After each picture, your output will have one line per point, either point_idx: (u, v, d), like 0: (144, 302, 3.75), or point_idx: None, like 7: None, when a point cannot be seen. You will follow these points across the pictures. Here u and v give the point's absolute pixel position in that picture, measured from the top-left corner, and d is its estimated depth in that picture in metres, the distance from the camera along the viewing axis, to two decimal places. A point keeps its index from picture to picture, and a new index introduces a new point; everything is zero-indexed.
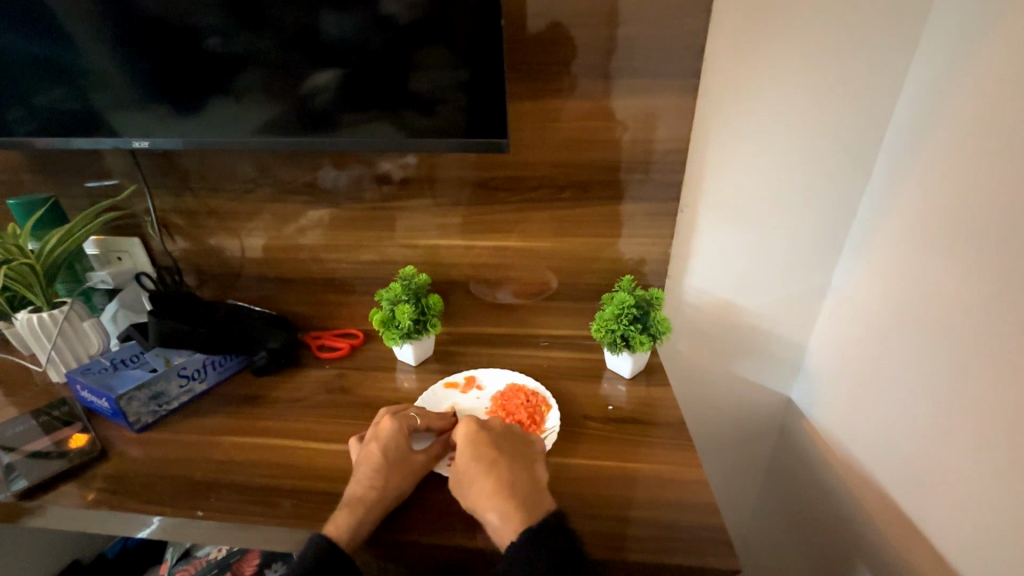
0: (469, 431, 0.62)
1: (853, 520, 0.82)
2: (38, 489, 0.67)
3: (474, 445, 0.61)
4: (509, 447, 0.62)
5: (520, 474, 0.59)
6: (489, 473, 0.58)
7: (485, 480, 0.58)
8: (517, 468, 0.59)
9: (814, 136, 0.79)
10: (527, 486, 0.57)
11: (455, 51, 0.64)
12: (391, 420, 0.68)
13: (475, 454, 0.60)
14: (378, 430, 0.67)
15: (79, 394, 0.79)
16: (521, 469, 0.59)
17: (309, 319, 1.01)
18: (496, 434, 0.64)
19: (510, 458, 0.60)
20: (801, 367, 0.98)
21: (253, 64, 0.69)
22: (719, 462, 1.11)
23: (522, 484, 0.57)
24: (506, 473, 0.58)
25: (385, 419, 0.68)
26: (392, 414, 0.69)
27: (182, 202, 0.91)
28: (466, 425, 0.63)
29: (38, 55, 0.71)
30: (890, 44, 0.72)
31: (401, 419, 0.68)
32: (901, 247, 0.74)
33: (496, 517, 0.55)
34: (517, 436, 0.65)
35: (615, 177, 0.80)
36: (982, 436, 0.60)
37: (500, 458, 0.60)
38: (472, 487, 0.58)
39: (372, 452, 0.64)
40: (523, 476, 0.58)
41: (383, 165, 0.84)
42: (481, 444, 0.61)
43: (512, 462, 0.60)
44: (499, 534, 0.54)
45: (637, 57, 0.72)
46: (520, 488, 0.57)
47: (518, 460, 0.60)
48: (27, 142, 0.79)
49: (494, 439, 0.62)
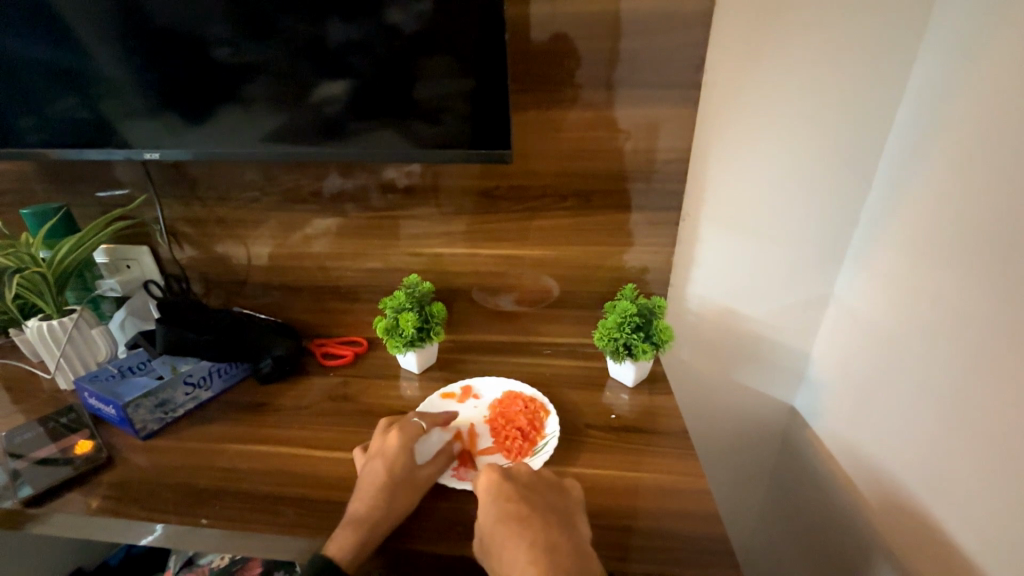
0: (494, 485, 0.60)
1: (859, 530, 0.82)
2: (44, 496, 0.67)
3: (500, 502, 0.58)
4: (541, 502, 0.59)
5: (558, 535, 0.55)
6: (521, 537, 0.55)
7: (517, 545, 0.54)
8: (551, 525, 0.56)
9: (816, 144, 0.79)
10: (569, 553, 0.54)
11: (460, 62, 0.65)
12: (398, 435, 0.67)
13: (502, 513, 0.57)
14: (384, 445, 0.66)
15: (87, 401, 0.80)
16: (558, 529, 0.56)
17: (313, 326, 1.02)
18: (522, 486, 0.61)
19: (543, 516, 0.57)
20: (804, 376, 0.98)
21: (261, 74, 0.70)
22: (722, 471, 1.10)
23: (563, 550, 0.54)
24: (541, 535, 0.55)
25: (391, 434, 0.67)
26: (398, 427, 0.68)
27: (189, 210, 0.93)
28: (488, 475, 0.61)
29: (54, 68, 0.73)
30: (889, 53, 0.73)
31: (408, 433, 0.67)
32: (903, 255, 0.74)
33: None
34: (549, 486, 0.62)
35: (617, 186, 0.81)
36: (985, 444, 0.60)
37: (531, 516, 0.57)
38: (503, 553, 0.54)
39: (375, 469, 0.64)
40: (563, 538, 0.55)
41: (388, 173, 0.85)
42: (507, 500, 0.58)
43: (547, 521, 0.57)
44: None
45: (640, 68, 0.73)
46: (560, 554, 0.53)
47: (553, 518, 0.57)
48: (40, 152, 0.80)
49: (522, 493, 0.60)
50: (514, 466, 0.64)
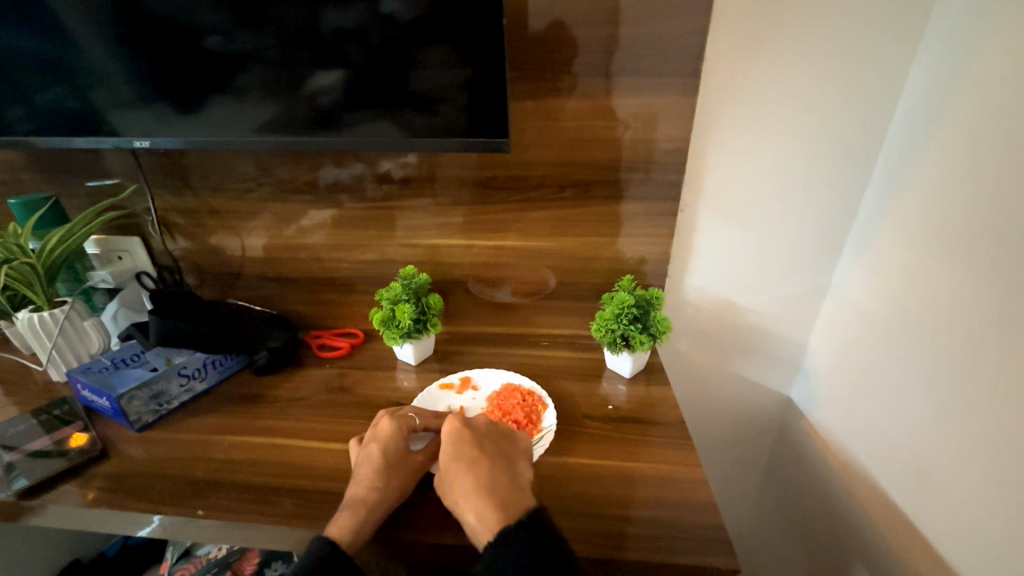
0: (454, 430, 0.62)
1: (853, 518, 0.82)
2: (39, 488, 0.67)
3: (456, 445, 0.61)
4: (493, 447, 0.62)
5: (501, 474, 0.58)
6: (470, 473, 0.58)
7: (466, 479, 0.57)
8: (499, 467, 0.59)
9: (815, 136, 0.79)
10: (508, 487, 0.56)
11: (456, 50, 0.64)
12: (390, 421, 0.68)
13: (457, 453, 0.60)
14: (377, 431, 0.67)
15: (80, 393, 0.79)
16: (503, 469, 0.59)
17: (309, 317, 1.01)
18: (479, 432, 0.63)
19: (492, 457, 0.60)
20: (801, 367, 0.98)
21: (254, 62, 0.68)
22: (719, 460, 1.11)
23: (504, 485, 0.57)
24: (486, 473, 0.57)
25: (385, 420, 0.68)
26: (391, 414, 0.69)
27: (182, 200, 0.91)
28: (453, 422, 0.63)
29: (39, 55, 0.71)
30: (890, 45, 0.72)
31: (400, 419, 0.68)
32: (902, 246, 0.74)
33: (473, 517, 0.54)
34: (502, 435, 0.64)
35: (615, 177, 0.80)
36: (982, 433, 0.60)
37: (481, 457, 0.59)
38: (453, 486, 0.58)
39: (372, 452, 0.64)
40: (505, 476, 0.58)
41: (384, 164, 0.84)
42: (464, 443, 0.61)
43: (495, 462, 0.59)
44: (476, 534, 0.54)
45: (639, 57, 0.72)
46: (501, 489, 0.56)
47: (499, 461, 0.60)
48: (27, 141, 0.79)
49: (479, 437, 0.62)
50: (476, 417, 0.66)
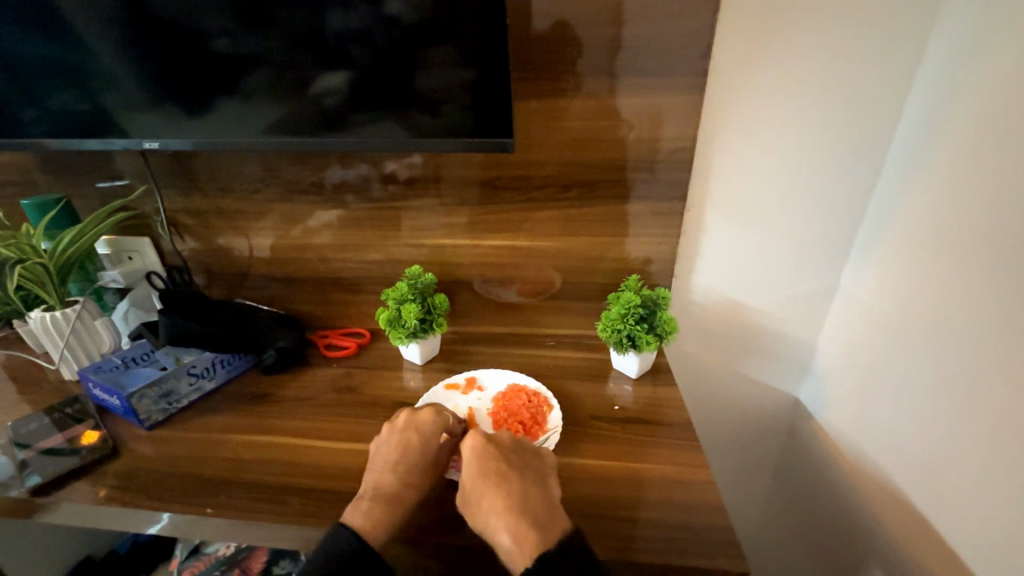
0: (478, 447, 0.62)
1: (864, 519, 0.81)
2: (51, 486, 0.68)
3: (482, 461, 0.60)
4: (520, 463, 0.61)
5: (533, 493, 0.58)
6: (500, 490, 0.57)
7: (496, 497, 0.57)
8: (530, 485, 0.59)
9: (823, 134, 0.78)
10: (540, 506, 0.56)
11: (460, 50, 0.64)
12: (431, 415, 0.68)
13: (485, 471, 0.59)
14: (417, 420, 0.67)
15: (91, 392, 0.80)
16: (534, 487, 0.59)
17: (316, 317, 1.01)
18: (504, 448, 0.63)
19: (520, 475, 0.60)
20: (810, 368, 0.97)
21: (261, 65, 0.69)
22: (727, 461, 1.10)
23: (536, 504, 0.57)
24: (518, 491, 0.57)
25: (425, 412, 0.68)
26: (431, 408, 0.69)
27: (190, 201, 0.92)
28: (475, 438, 0.62)
29: (48, 58, 0.72)
30: (900, 41, 0.71)
31: (441, 416, 0.68)
32: (910, 245, 0.73)
33: (508, 539, 0.54)
34: (527, 451, 0.64)
35: (621, 176, 0.80)
36: (988, 432, 0.60)
37: (509, 474, 0.59)
38: (482, 504, 0.57)
39: (411, 441, 0.64)
40: (536, 495, 0.58)
41: (389, 165, 0.84)
42: (490, 460, 0.60)
43: (524, 479, 0.59)
44: (510, 558, 0.53)
45: (643, 56, 0.71)
46: (534, 508, 0.56)
47: (530, 479, 0.60)
48: (39, 143, 0.80)
49: (503, 454, 0.62)
50: (497, 433, 0.66)
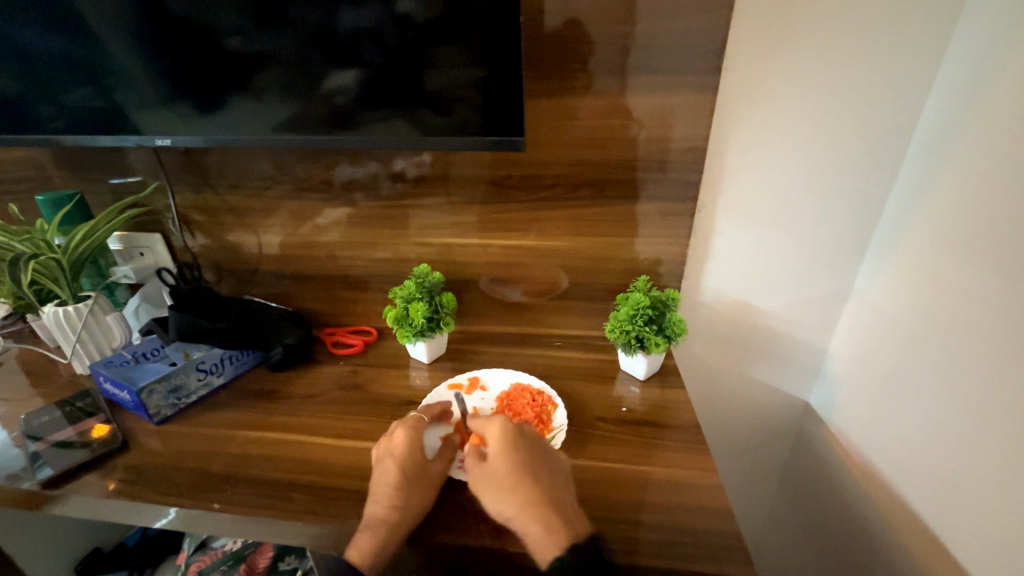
0: (507, 436, 0.62)
1: (873, 525, 0.80)
2: (62, 478, 0.68)
3: (512, 452, 0.60)
4: (543, 459, 0.62)
5: (559, 488, 0.59)
6: (531, 483, 0.58)
7: (529, 489, 0.58)
8: (555, 481, 0.60)
9: (838, 134, 0.76)
10: (566, 502, 0.58)
11: (471, 49, 0.64)
12: (403, 435, 0.66)
13: (517, 463, 0.59)
14: (392, 447, 0.65)
15: (103, 386, 0.81)
16: (558, 483, 0.60)
17: (324, 314, 1.02)
18: (529, 440, 0.63)
19: (543, 470, 0.60)
20: (821, 371, 0.96)
21: (273, 62, 0.69)
22: (734, 464, 1.09)
23: (563, 500, 0.58)
24: (547, 486, 0.59)
25: (397, 432, 0.67)
26: (403, 427, 0.67)
27: (201, 197, 0.93)
28: (502, 428, 0.62)
29: (64, 55, 0.73)
30: (919, 39, 0.69)
31: (415, 429, 0.67)
32: (925, 247, 0.72)
33: (541, 530, 0.55)
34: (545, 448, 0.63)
35: (631, 176, 0.79)
36: (998, 438, 0.59)
37: (538, 469, 0.60)
38: (512, 494, 0.58)
39: (389, 470, 0.62)
40: (561, 491, 0.59)
41: (398, 163, 0.84)
42: (519, 453, 0.60)
43: (549, 476, 0.60)
44: (536, 547, 0.55)
45: (656, 54, 0.71)
46: (563, 505, 0.57)
47: (555, 475, 0.61)
48: (55, 139, 0.81)
49: (529, 446, 0.62)
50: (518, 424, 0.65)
